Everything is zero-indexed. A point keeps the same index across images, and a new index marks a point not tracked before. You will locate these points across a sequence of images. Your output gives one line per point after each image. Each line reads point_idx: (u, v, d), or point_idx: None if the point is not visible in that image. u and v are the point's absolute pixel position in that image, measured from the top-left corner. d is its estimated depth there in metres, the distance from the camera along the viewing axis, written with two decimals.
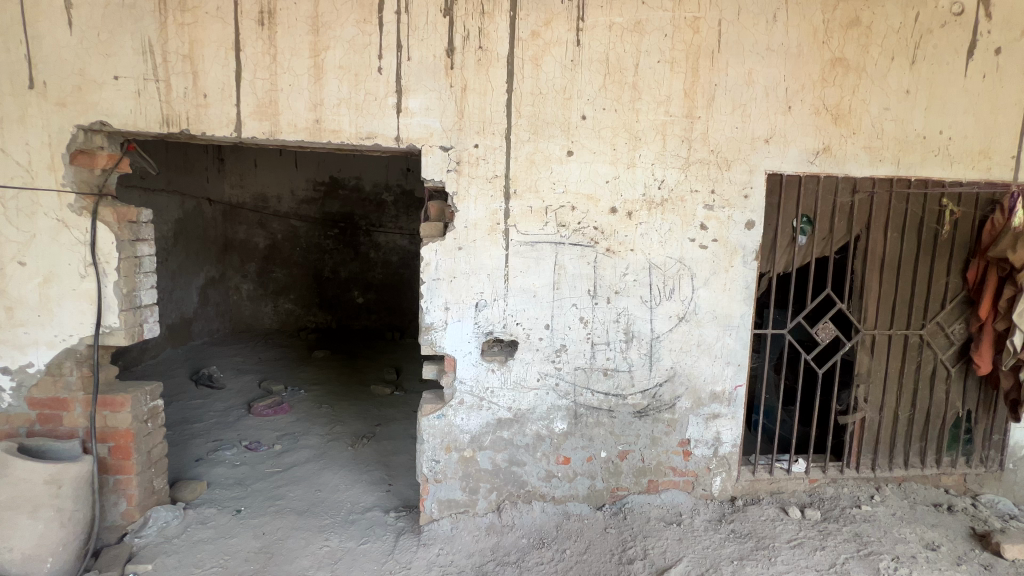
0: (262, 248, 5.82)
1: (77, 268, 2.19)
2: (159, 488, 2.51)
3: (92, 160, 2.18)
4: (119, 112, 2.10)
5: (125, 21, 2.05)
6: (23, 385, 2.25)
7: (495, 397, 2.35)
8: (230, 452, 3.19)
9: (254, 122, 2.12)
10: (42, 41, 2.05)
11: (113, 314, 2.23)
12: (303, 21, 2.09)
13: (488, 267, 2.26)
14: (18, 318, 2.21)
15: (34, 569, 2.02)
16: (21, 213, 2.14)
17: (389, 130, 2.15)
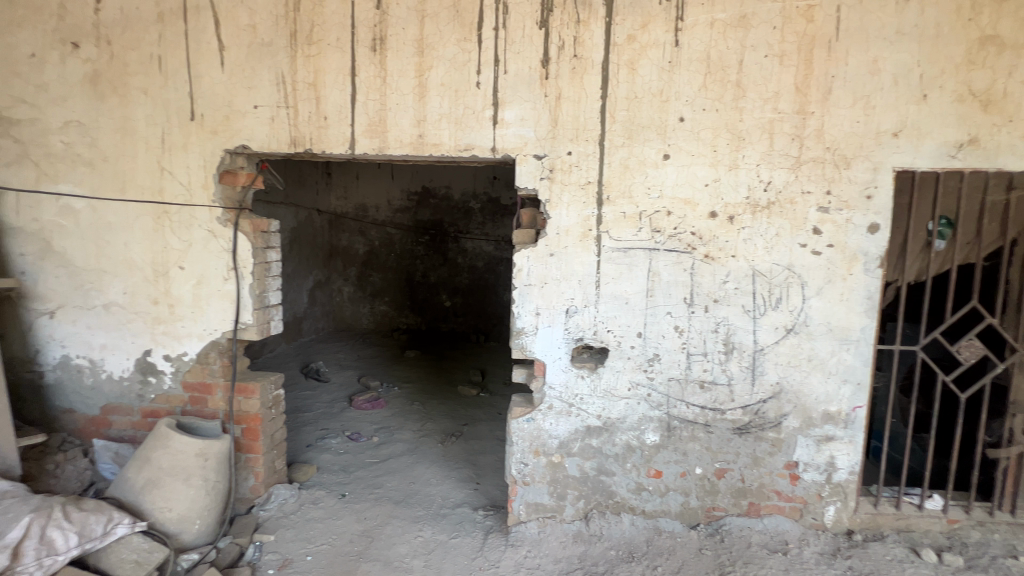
0: (362, 254, 6.32)
1: (222, 272, 2.54)
2: (279, 467, 2.83)
3: (234, 179, 2.54)
4: (257, 137, 2.41)
5: (264, 57, 2.36)
6: (179, 371, 2.64)
7: (585, 404, 2.34)
8: (335, 441, 3.50)
9: (366, 139, 2.32)
10: (201, 80, 2.41)
11: (247, 312, 2.56)
12: (410, 44, 2.25)
13: (579, 273, 2.27)
14: (178, 313, 2.60)
15: (186, 528, 2.30)
16: (181, 225, 2.53)
17: (486, 141, 2.25)
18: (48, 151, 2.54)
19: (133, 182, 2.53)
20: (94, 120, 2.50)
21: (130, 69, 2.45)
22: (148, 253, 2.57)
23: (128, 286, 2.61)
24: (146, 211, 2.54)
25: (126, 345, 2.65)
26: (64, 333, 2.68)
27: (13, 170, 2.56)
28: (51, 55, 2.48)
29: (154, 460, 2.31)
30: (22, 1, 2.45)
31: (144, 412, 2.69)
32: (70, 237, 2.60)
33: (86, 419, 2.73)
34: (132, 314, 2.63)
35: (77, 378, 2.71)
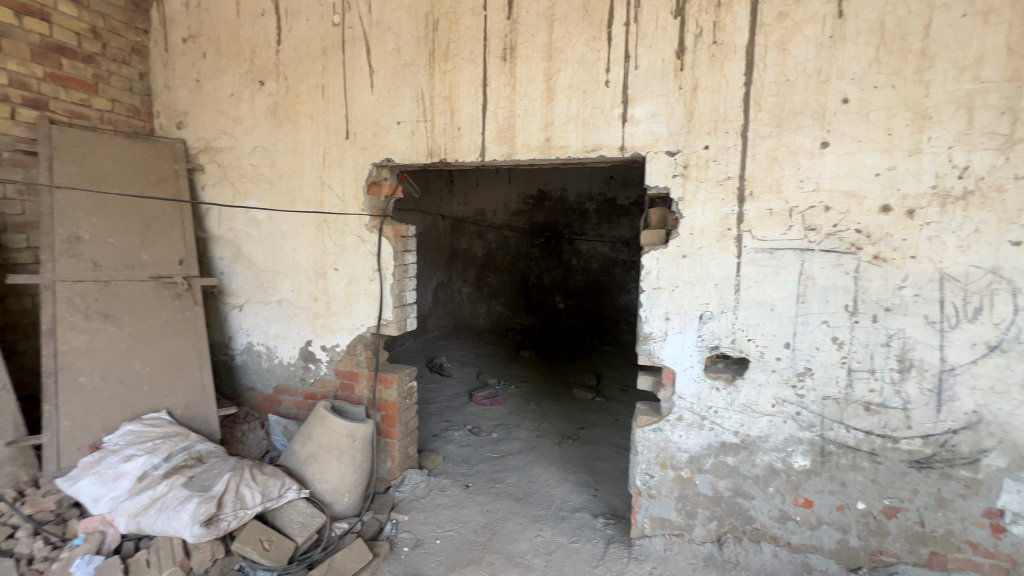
0: (480, 256, 6.60)
1: (368, 273, 2.84)
2: (411, 453, 3.08)
3: (379, 189, 2.81)
4: (400, 150, 2.64)
5: (407, 77, 2.58)
6: (333, 359, 3.01)
7: (719, 418, 2.16)
8: (458, 433, 3.70)
9: (495, 146, 2.42)
10: (355, 104, 2.72)
11: (389, 310, 2.82)
12: (539, 50, 2.29)
13: (716, 276, 2.10)
14: (333, 309, 2.96)
15: (338, 499, 2.58)
16: (337, 231, 2.88)
17: (614, 140, 2.19)
18: (241, 172, 3.06)
19: (301, 196, 2.94)
20: (273, 144, 2.95)
21: (300, 98, 2.85)
22: (310, 256, 2.97)
23: (295, 285, 3.04)
24: (310, 220, 2.94)
25: (293, 335, 3.09)
26: (249, 323, 3.21)
27: (216, 189, 3.14)
28: (244, 93, 2.99)
29: (315, 437, 2.63)
30: (226, 51, 2.99)
31: (306, 394, 3.11)
32: (254, 243, 3.10)
33: (263, 396, 3.24)
34: (298, 309, 3.05)
35: (257, 361, 3.22)
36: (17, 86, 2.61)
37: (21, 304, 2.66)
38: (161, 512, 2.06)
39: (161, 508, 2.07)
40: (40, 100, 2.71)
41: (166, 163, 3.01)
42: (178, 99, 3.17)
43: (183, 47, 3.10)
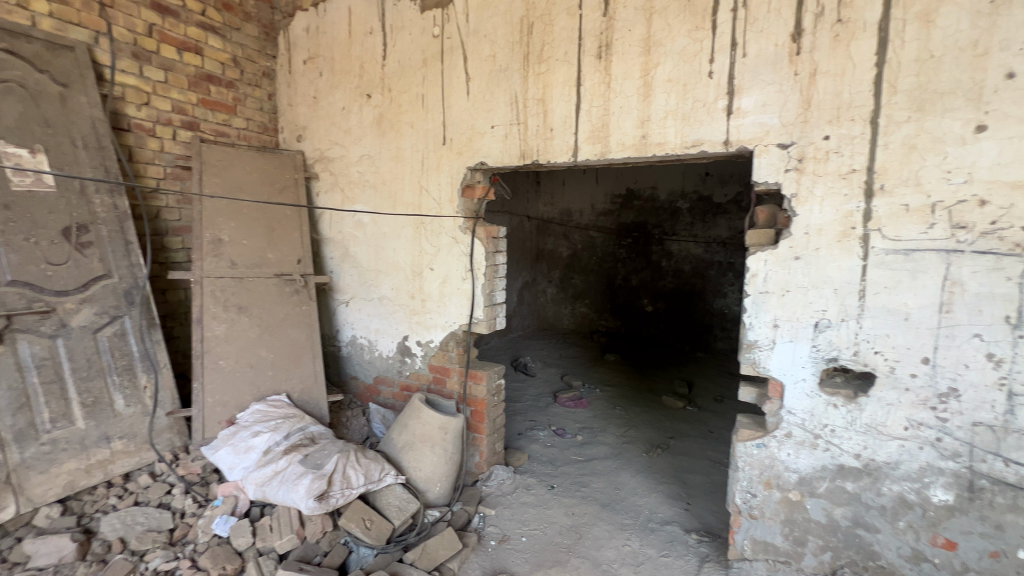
0: (565, 257, 6.57)
1: (461, 273, 2.95)
2: (498, 450, 3.15)
3: (473, 192, 2.92)
4: (493, 153, 2.71)
5: (501, 82, 2.64)
6: (427, 354, 3.17)
7: (837, 439, 1.94)
8: (543, 433, 3.72)
9: (588, 146, 2.39)
10: (452, 110, 2.84)
11: (480, 308, 2.91)
12: (636, 45, 2.22)
13: (835, 280, 1.89)
14: (428, 307, 3.12)
15: (430, 488, 2.70)
16: (433, 233, 3.03)
17: (717, 135, 2.07)
18: (349, 179, 3.34)
19: (401, 200, 3.13)
20: (378, 152, 3.18)
21: (402, 108, 3.04)
22: (408, 256, 3.15)
23: (394, 283, 3.25)
24: (408, 222, 3.12)
25: (392, 330, 3.31)
26: (354, 318, 3.49)
27: (328, 195, 3.45)
28: (353, 106, 3.25)
29: (410, 427, 2.78)
30: (339, 69, 3.28)
31: (402, 386, 3.31)
32: (359, 244, 3.37)
33: (365, 386, 3.51)
34: (397, 306, 3.26)
35: (360, 353, 3.49)
36: (177, 111, 3.08)
37: (176, 296, 3.14)
38: (282, 484, 2.31)
39: (281, 480, 2.32)
40: (193, 121, 3.17)
41: (288, 173, 3.37)
42: (298, 115, 3.54)
43: (303, 68, 3.46)
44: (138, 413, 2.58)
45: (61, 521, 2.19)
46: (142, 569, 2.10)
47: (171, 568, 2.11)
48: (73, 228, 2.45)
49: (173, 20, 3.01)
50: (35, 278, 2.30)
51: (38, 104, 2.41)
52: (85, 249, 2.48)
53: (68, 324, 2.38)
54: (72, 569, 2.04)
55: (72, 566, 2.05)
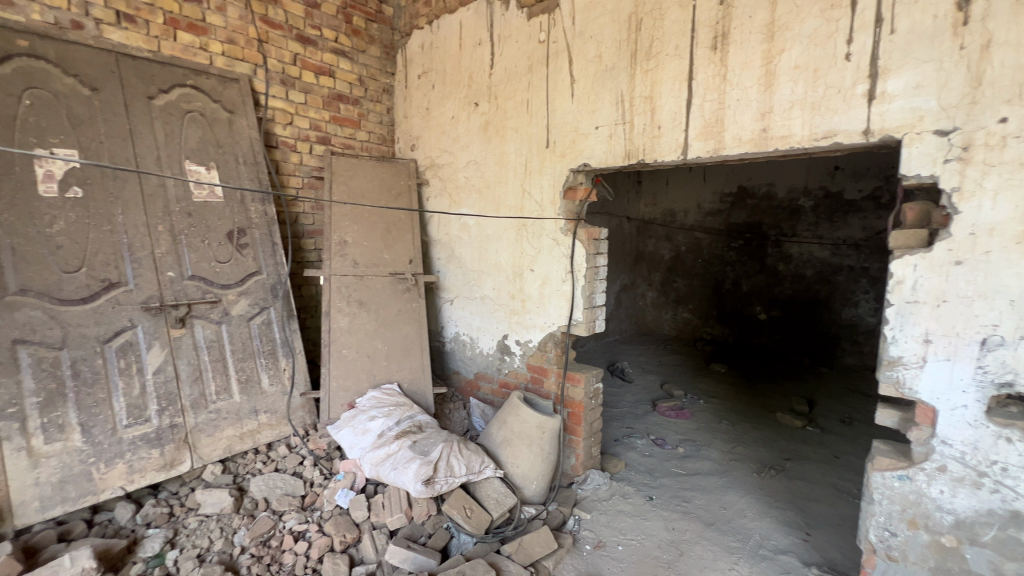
0: (667, 259, 6.27)
1: (561, 275, 2.96)
2: (594, 454, 3.12)
3: (575, 194, 2.92)
4: (597, 154, 2.69)
5: (607, 81, 2.61)
6: (525, 354, 3.24)
7: (1009, 479, 1.63)
8: (641, 442, 3.59)
9: (700, 142, 2.27)
10: (556, 114, 2.87)
11: (579, 310, 2.91)
12: (758, 31, 2.06)
13: (1012, 289, 1.59)
14: (528, 307, 3.18)
15: (527, 485, 2.74)
16: (534, 235, 3.08)
17: (854, 124, 1.85)
18: (456, 184, 3.53)
19: (504, 203, 3.23)
20: (483, 157, 3.32)
21: (508, 114, 3.14)
22: (510, 257, 3.24)
23: (496, 284, 3.36)
24: (510, 225, 3.21)
25: (492, 329, 3.43)
26: (458, 316, 3.68)
27: (437, 200, 3.68)
28: (462, 114, 3.43)
29: (509, 423, 2.86)
30: (450, 80, 3.49)
31: (500, 383, 3.42)
32: (464, 246, 3.54)
33: (465, 381, 3.67)
34: (497, 305, 3.37)
35: (462, 349, 3.67)
36: (314, 128, 3.49)
37: (309, 291, 3.56)
38: (393, 466, 2.51)
39: (393, 463, 2.53)
40: (326, 137, 3.57)
41: (403, 180, 3.66)
42: (412, 126, 3.82)
43: (418, 82, 3.74)
44: (279, 391, 2.97)
45: (221, 478, 2.59)
46: (280, 527, 2.40)
47: (302, 530, 2.38)
48: (234, 232, 2.90)
49: (313, 49, 3.43)
50: (207, 274, 2.77)
51: (213, 129, 2.89)
52: (243, 249, 2.93)
53: (230, 312, 2.82)
54: (229, 518, 2.38)
55: (229, 516, 2.39)
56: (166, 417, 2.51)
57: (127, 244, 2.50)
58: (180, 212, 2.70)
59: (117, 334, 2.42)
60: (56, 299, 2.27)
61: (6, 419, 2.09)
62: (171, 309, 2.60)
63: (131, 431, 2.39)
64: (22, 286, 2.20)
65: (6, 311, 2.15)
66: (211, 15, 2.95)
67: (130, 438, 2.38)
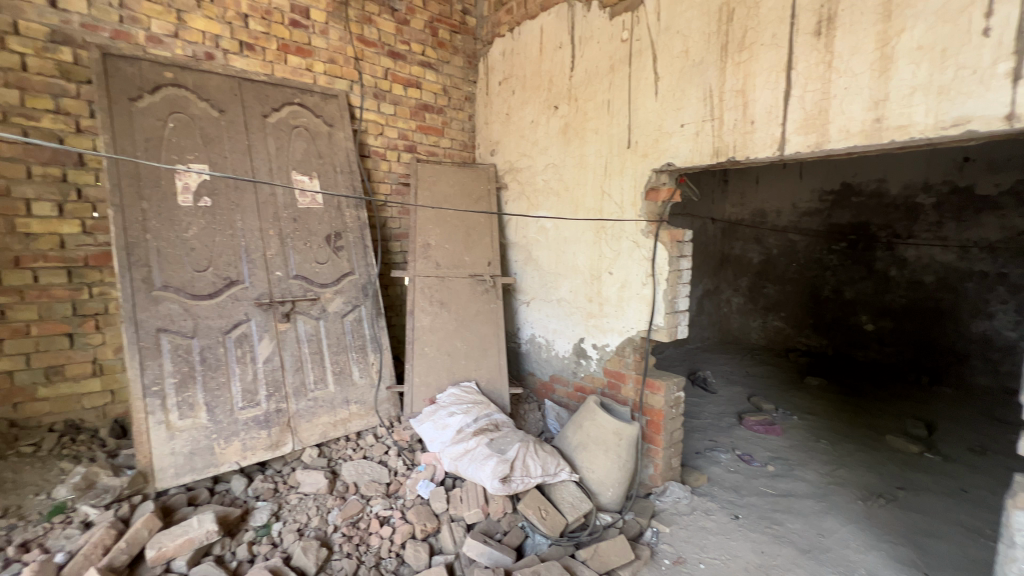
0: (757, 263, 5.87)
1: (641, 278, 2.88)
2: (674, 465, 2.99)
3: (657, 195, 2.83)
4: (682, 153, 2.59)
5: (694, 77, 2.50)
6: (602, 358, 3.19)
7: None
8: (725, 456, 3.38)
9: (800, 136, 2.11)
10: (638, 113, 2.81)
11: (660, 315, 2.81)
12: (871, 11, 1.87)
13: None
14: (606, 311, 3.13)
15: (603, 491, 2.70)
16: (613, 237, 3.03)
17: (993, 109, 1.62)
18: (535, 187, 3.56)
19: (582, 205, 3.21)
20: (563, 160, 3.32)
21: (588, 116, 3.12)
22: (588, 260, 3.21)
23: (573, 286, 3.34)
24: (589, 227, 3.18)
25: (568, 332, 3.41)
26: (534, 317, 3.71)
27: (516, 203, 3.75)
28: (541, 118, 3.46)
29: (585, 428, 2.83)
30: (530, 85, 3.53)
31: (576, 386, 3.40)
32: (542, 248, 3.57)
33: (541, 383, 3.69)
34: (574, 308, 3.35)
35: (538, 351, 3.69)
36: (402, 137, 3.71)
37: (395, 291, 3.78)
38: (472, 461, 2.59)
39: (471, 458, 2.61)
40: (413, 145, 3.78)
41: (483, 184, 3.77)
42: (493, 132, 3.93)
43: (499, 88, 3.83)
44: (368, 384, 3.18)
45: (318, 461, 2.82)
46: (368, 511, 2.56)
47: (387, 515, 2.53)
48: (332, 236, 3.17)
49: (402, 63, 3.65)
50: (309, 274, 3.04)
51: (316, 142, 3.18)
52: (339, 252, 3.18)
53: (327, 309, 3.08)
54: (324, 498, 2.58)
55: (324, 497, 2.60)
56: (273, 402, 2.79)
57: (244, 246, 2.82)
58: (287, 218, 3.00)
59: (235, 326, 2.73)
60: (190, 295, 2.62)
61: (151, 396, 2.44)
62: (279, 305, 2.88)
63: (245, 412, 2.69)
64: (165, 282, 2.56)
65: (152, 304, 2.51)
66: (316, 38, 3.25)
67: (245, 418, 2.68)
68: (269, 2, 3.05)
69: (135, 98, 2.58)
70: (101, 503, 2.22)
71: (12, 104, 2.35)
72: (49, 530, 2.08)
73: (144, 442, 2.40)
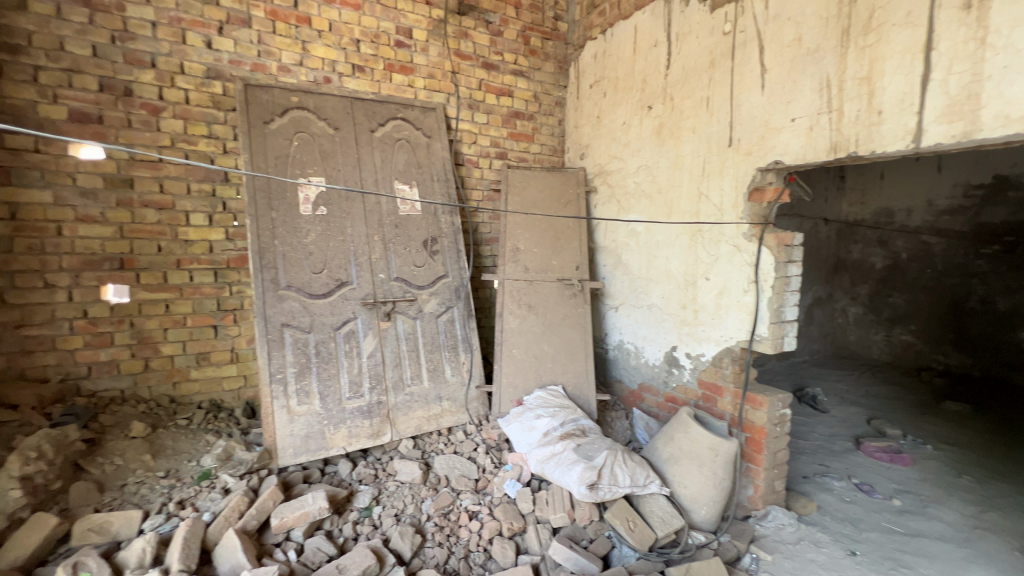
0: (880, 269, 5.21)
1: (743, 284, 2.70)
2: (778, 489, 2.75)
3: (762, 196, 2.62)
4: (793, 150, 2.38)
5: (808, 66, 2.29)
6: (697, 368, 3.03)
7: None
8: (839, 484, 3.04)
9: (941, 126, 1.86)
10: (741, 108, 2.63)
11: (764, 325, 2.61)
12: None
13: None
14: (701, 318, 2.97)
15: (696, 509, 2.56)
16: (711, 241, 2.87)
17: None
18: (626, 190, 3.49)
19: (677, 207, 3.08)
20: (656, 161, 3.22)
21: (684, 114, 2.99)
22: (682, 265, 3.07)
23: (665, 292, 3.22)
24: (684, 231, 3.04)
25: (660, 339, 3.29)
26: (622, 323, 3.62)
27: (605, 206, 3.69)
28: (634, 119, 3.38)
29: (677, 441, 2.70)
30: (623, 86, 3.47)
31: (667, 396, 3.26)
32: (632, 252, 3.48)
33: (629, 391, 3.59)
34: (667, 315, 3.22)
35: (626, 358, 3.60)
36: (494, 145, 3.83)
37: (485, 293, 3.91)
38: (558, 465, 2.61)
39: (558, 462, 2.62)
40: (504, 151, 3.88)
41: (572, 188, 3.77)
42: (583, 135, 3.92)
43: (590, 91, 3.82)
44: (459, 382, 3.32)
45: (413, 452, 3.00)
46: (458, 504, 2.67)
47: (476, 510, 2.62)
48: (429, 240, 3.37)
49: (495, 73, 3.77)
50: (408, 276, 3.25)
51: (416, 153, 3.40)
52: (434, 256, 3.37)
53: (423, 310, 3.27)
54: (419, 488, 2.73)
55: (419, 486, 2.75)
56: (375, 394, 3.02)
57: (353, 251, 3.10)
58: (390, 224, 3.24)
59: (345, 323, 3.01)
60: (308, 294, 2.93)
61: (276, 382, 2.77)
62: (381, 305, 3.12)
63: (351, 403, 2.95)
64: (289, 282, 2.89)
65: (278, 301, 2.85)
66: (417, 56, 3.48)
67: (351, 408, 2.94)
68: (378, 27, 3.32)
69: (268, 121, 2.95)
70: (237, 472, 2.55)
71: (178, 131, 2.80)
72: (198, 492, 2.43)
73: (270, 423, 2.72)
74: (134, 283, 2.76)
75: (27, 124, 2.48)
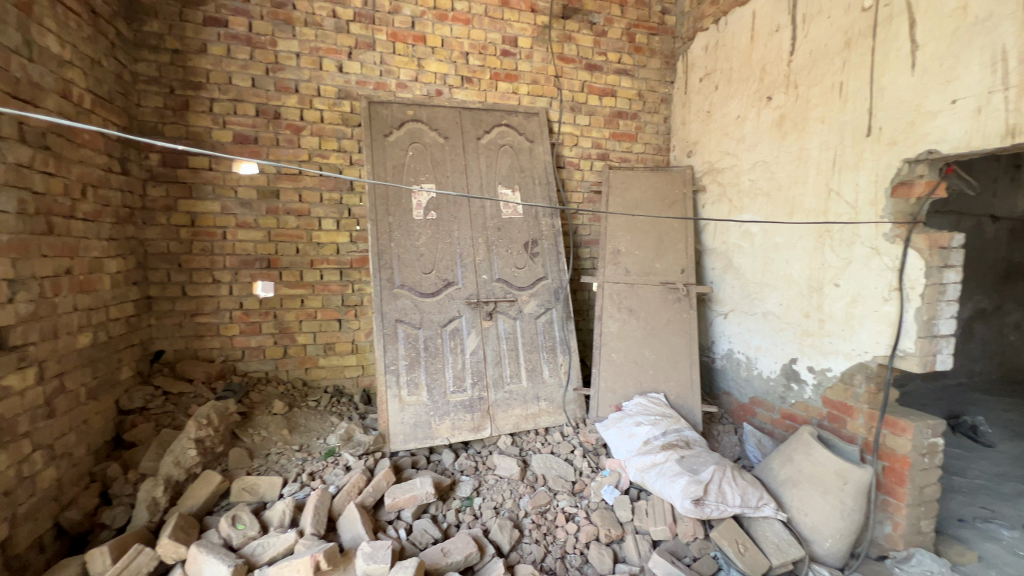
0: None
1: (882, 292, 2.38)
2: (925, 530, 2.37)
3: (909, 190, 2.28)
4: (953, 136, 2.05)
5: (976, 38, 1.96)
6: (821, 384, 2.73)
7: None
8: (1010, 534, 2.53)
9: None
10: (884, 92, 2.32)
11: (910, 339, 2.27)
12: None
13: None
14: (827, 329, 2.67)
15: (818, 540, 2.31)
16: (843, 243, 2.56)
17: None
18: (739, 189, 3.25)
19: (800, 206, 2.80)
20: (775, 157, 2.96)
21: (811, 103, 2.71)
22: (806, 269, 2.79)
23: (784, 299, 2.95)
24: (809, 231, 2.75)
25: (776, 350, 3.02)
26: (732, 331, 3.38)
27: (715, 206, 3.48)
28: (750, 112, 3.14)
29: (796, 462, 2.46)
30: (737, 78, 3.25)
31: (784, 413, 2.98)
32: (745, 255, 3.23)
33: (738, 404, 3.35)
34: (785, 324, 2.95)
35: (736, 368, 3.36)
36: (596, 146, 3.80)
37: (583, 295, 3.90)
38: (660, 476, 2.52)
39: (660, 473, 2.54)
40: (606, 152, 3.84)
41: (678, 188, 3.61)
42: (690, 132, 3.73)
43: (699, 85, 3.62)
44: (556, 383, 3.35)
45: (511, 449, 3.08)
46: (555, 504, 2.69)
47: (573, 512, 2.62)
48: (529, 243, 3.44)
49: (598, 74, 3.74)
50: (509, 277, 3.36)
51: (519, 157, 3.50)
52: (534, 258, 3.44)
53: (523, 310, 3.35)
54: (517, 484, 2.79)
55: (517, 482, 2.81)
56: (477, 390, 3.16)
57: (459, 253, 3.27)
58: (493, 227, 3.36)
59: (450, 320, 3.19)
60: (419, 293, 3.15)
61: (390, 372, 3.01)
62: (484, 306, 3.26)
63: (455, 397, 3.11)
64: (402, 282, 3.14)
65: (393, 299, 3.10)
66: (522, 63, 3.57)
67: (455, 401, 3.10)
68: (485, 38, 3.47)
69: (387, 134, 3.22)
70: (357, 453, 2.82)
71: (314, 148, 3.19)
72: (325, 467, 2.72)
73: (384, 411, 2.97)
74: (277, 280, 3.19)
75: (205, 146, 2.99)
